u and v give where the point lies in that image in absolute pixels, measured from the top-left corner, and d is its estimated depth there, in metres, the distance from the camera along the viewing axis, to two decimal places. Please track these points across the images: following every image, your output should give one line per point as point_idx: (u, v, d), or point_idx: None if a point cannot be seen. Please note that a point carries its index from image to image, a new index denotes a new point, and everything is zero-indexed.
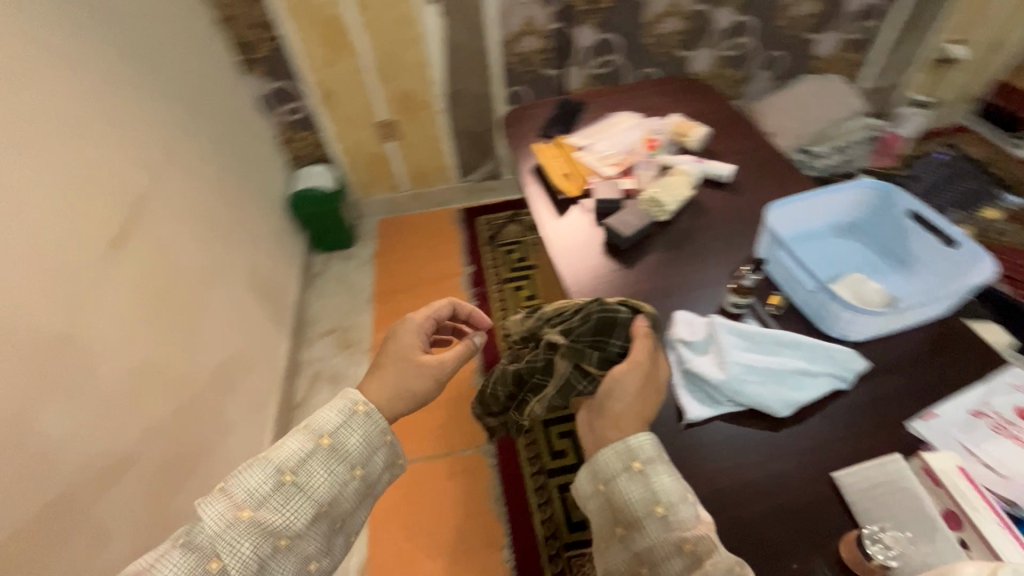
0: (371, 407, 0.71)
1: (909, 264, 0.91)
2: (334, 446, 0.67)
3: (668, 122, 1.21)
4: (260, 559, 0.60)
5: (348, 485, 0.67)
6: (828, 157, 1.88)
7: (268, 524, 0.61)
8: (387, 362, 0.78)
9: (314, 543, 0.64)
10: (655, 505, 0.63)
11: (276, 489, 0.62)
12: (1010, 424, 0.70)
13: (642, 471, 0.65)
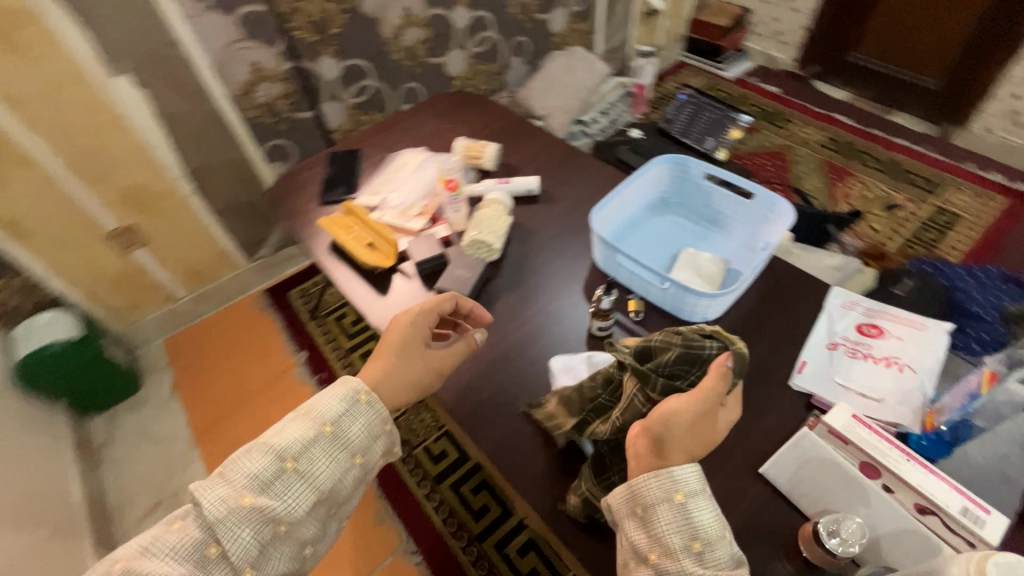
0: (377, 395, 0.66)
1: (719, 220, 0.96)
2: (337, 433, 0.61)
3: (458, 149, 1.11)
4: (259, 546, 0.55)
5: (349, 472, 0.61)
6: (598, 124, 1.99)
7: (270, 511, 0.56)
8: (402, 357, 0.70)
9: (314, 527, 0.59)
10: (692, 541, 0.54)
11: (276, 476, 0.57)
12: (860, 345, 0.76)
13: (683, 506, 0.55)
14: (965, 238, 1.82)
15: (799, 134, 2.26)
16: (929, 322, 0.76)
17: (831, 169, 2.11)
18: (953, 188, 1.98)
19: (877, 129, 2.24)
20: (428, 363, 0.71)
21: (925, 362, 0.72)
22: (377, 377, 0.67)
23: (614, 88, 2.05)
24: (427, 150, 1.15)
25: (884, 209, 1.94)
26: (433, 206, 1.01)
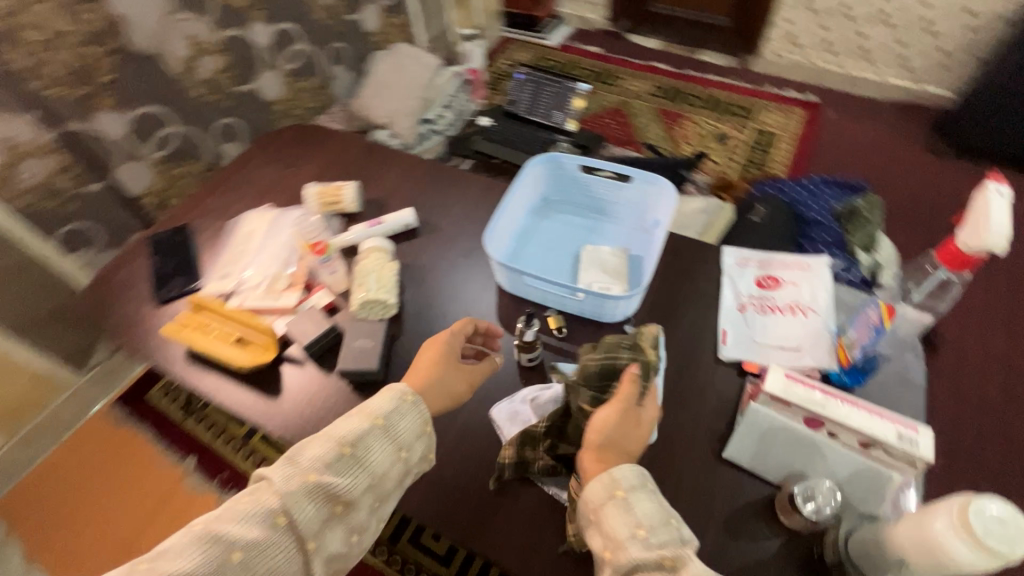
0: (422, 397, 0.64)
1: (604, 208, 0.94)
2: (389, 425, 0.60)
3: (313, 198, 0.96)
4: (318, 522, 0.55)
5: (394, 466, 0.60)
6: (444, 119, 1.83)
7: (332, 488, 0.55)
8: (438, 365, 0.66)
9: (368, 511, 0.58)
10: (637, 531, 0.51)
11: (333, 462, 0.56)
12: (765, 300, 0.79)
13: (625, 499, 0.53)
14: (786, 151, 2.05)
15: (630, 87, 2.38)
16: (812, 260, 0.82)
17: (665, 114, 2.25)
18: (764, 109, 2.22)
19: (691, 69, 2.43)
20: (464, 374, 0.67)
21: (820, 300, 0.77)
22: (425, 376, 0.65)
23: (450, 79, 1.90)
24: (275, 207, 0.98)
25: (717, 142, 2.12)
26: (303, 271, 0.87)
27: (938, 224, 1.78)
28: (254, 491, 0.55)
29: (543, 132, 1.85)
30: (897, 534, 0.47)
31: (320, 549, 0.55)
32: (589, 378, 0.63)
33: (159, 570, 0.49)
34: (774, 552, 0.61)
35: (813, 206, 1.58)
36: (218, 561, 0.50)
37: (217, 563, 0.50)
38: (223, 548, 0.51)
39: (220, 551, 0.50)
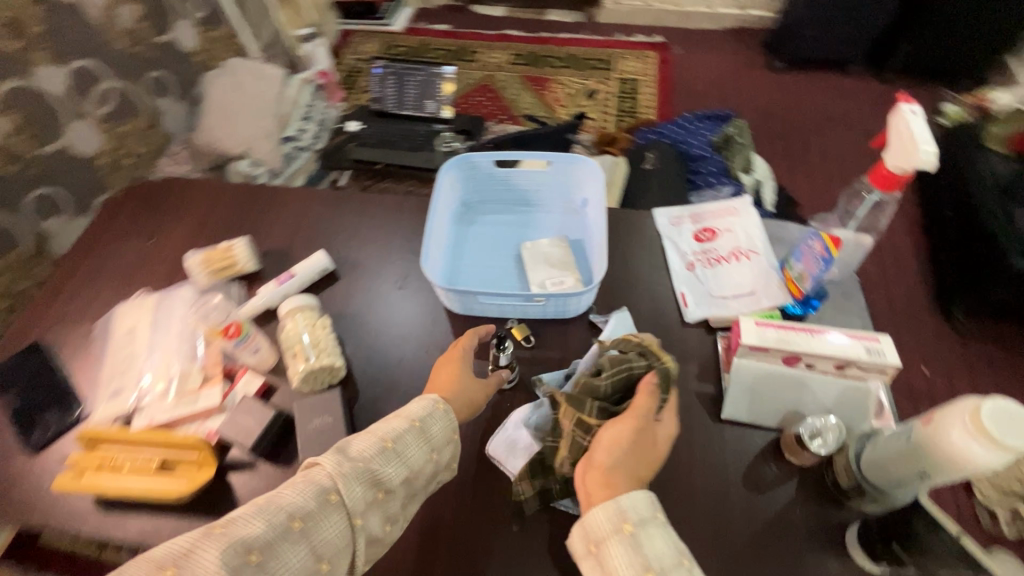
0: (452, 406, 0.62)
1: (528, 199, 0.91)
2: (424, 428, 0.59)
3: (198, 267, 0.80)
4: (363, 503, 0.53)
5: (427, 467, 0.58)
6: (306, 133, 1.63)
7: (378, 471, 0.55)
8: (459, 373, 0.66)
9: (402, 504, 0.56)
10: (646, 574, 0.48)
11: (375, 454, 0.55)
12: (709, 253, 0.81)
13: (633, 536, 0.50)
14: (651, 94, 2.12)
15: (490, 61, 2.31)
16: (735, 203, 0.86)
17: (532, 81, 2.21)
18: (621, 58, 2.26)
19: (543, 31, 2.42)
20: (481, 388, 0.66)
21: (755, 241, 0.81)
22: (449, 382, 0.65)
23: (300, 88, 1.69)
24: (153, 290, 0.82)
25: (588, 98, 2.13)
26: (218, 357, 0.72)
27: (792, 134, 1.96)
28: (308, 472, 0.54)
29: (420, 126, 1.65)
30: (917, 450, 0.50)
31: (364, 528, 0.53)
32: (600, 392, 0.60)
33: (233, 534, 0.47)
34: (799, 494, 0.62)
35: (694, 142, 1.64)
36: (277, 529, 0.49)
37: (275, 531, 0.49)
38: (281, 516, 0.50)
39: (278, 519, 0.49)
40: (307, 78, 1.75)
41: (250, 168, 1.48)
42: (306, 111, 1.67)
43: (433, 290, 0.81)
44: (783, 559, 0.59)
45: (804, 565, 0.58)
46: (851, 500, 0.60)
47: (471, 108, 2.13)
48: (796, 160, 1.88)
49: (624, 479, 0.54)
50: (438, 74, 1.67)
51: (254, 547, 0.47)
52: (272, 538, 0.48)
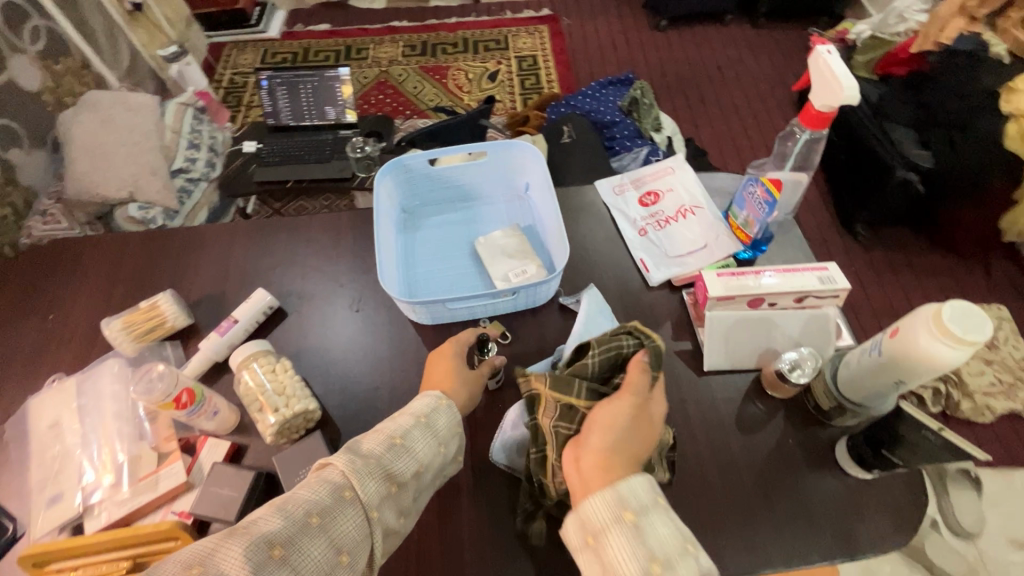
0: (454, 400, 0.60)
1: (469, 194, 0.88)
2: (431, 423, 0.56)
3: (120, 335, 0.70)
4: (379, 496, 0.50)
5: (436, 459, 0.55)
6: (198, 162, 1.46)
7: (391, 465, 0.51)
8: (456, 368, 0.63)
9: (414, 496, 0.53)
10: (651, 565, 0.45)
11: (385, 450, 0.52)
12: (657, 215, 0.84)
13: (635, 526, 0.47)
14: (551, 67, 2.13)
15: (382, 56, 2.21)
16: (670, 162, 0.89)
17: (430, 71, 2.15)
18: (514, 36, 2.25)
19: (431, 18, 2.34)
20: (477, 379, 0.64)
21: (697, 196, 0.85)
22: (447, 377, 0.62)
23: (178, 113, 1.50)
24: (72, 373, 0.71)
25: (490, 80, 2.10)
26: (171, 430, 0.65)
27: (687, 89, 2.05)
28: (319, 471, 0.50)
29: (325, 135, 1.53)
30: (888, 362, 0.54)
31: (381, 521, 0.49)
32: (585, 372, 0.55)
33: (257, 531, 0.44)
34: (787, 425, 0.66)
35: (604, 109, 1.66)
36: (298, 525, 0.45)
37: (293, 528, 0.45)
38: (298, 512, 0.46)
39: (295, 517, 0.45)
40: (184, 100, 1.55)
41: (141, 212, 1.33)
42: (191, 138, 1.48)
43: (394, 306, 0.77)
44: (788, 487, 0.63)
45: (805, 489, 0.62)
46: (835, 419, 0.65)
47: (373, 108, 2.03)
48: (696, 112, 1.98)
49: (624, 462, 0.50)
50: (335, 77, 1.46)
51: (277, 543, 0.44)
52: (291, 536, 0.44)
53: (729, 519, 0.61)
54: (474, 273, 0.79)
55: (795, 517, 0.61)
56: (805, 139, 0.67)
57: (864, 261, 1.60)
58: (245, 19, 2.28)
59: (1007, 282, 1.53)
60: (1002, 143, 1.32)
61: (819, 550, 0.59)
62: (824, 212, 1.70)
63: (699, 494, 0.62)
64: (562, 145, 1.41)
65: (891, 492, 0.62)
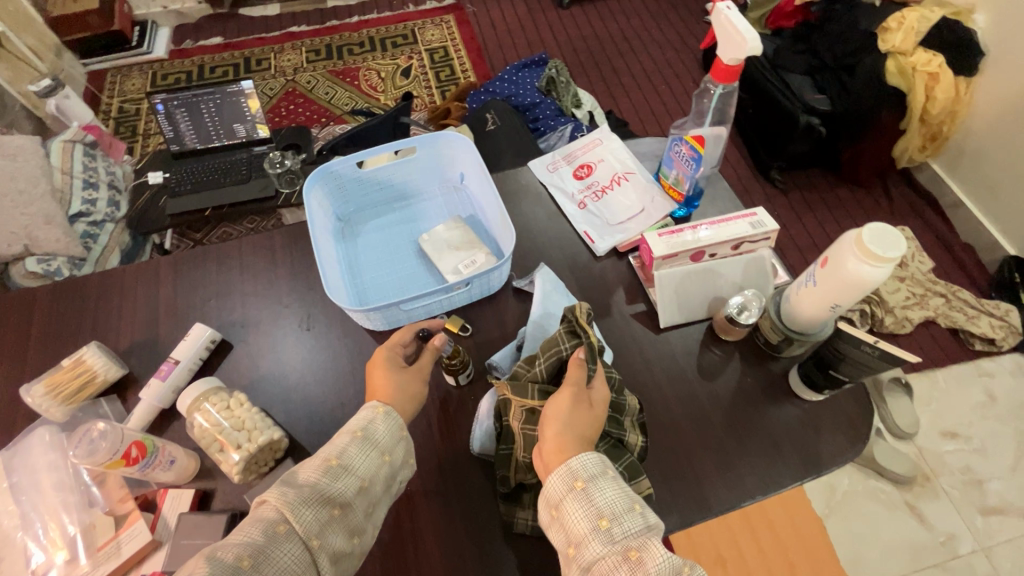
0: (395, 407, 0.57)
1: (404, 192, 0.86)
2: (369, 435, 0.54)
3: (44, 400, 0.64)
4: (319, 523, 0.49)
5: (383, 471, 0.53)
6: (99, 202, 1.35)
7: (328, 488, 0.50)
8: (390, 374, 0.59)
9: (366, 513, 0.52)
10: (600, 522, 0.49)
11: (321, 474, 0.51)
12: (593, 186, 0.86)
13: (585, 491, 0.50)
14: (463, 56, 2.10)
15: (285, 64, 2.10)
16: (598, 134, 0.91)
17: (339, 74, 2.07)
18: (421, 29, 2.20)
19: (331, 19, 2.25)
20: (417, 377, 0.60)
21: (627, 162, 0.87)
22: (383, 385, 0.58)
23: (65, 151, 1.35)
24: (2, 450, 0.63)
25: (404, 76, 2.05)
26: (124, 489, 0.60)
27: (599, 62, 2.10)
28: (255, 509, 0.49)
29: (238, 154, 1.44)
30: (823, 291, 0.58)
31: (325, 547, 0.48)
32: (538, 378, 0.60)
33: None
34: (744, 365, 0.71)
35: (523, 92, 1.66)
36: (226, 571, 0.43)
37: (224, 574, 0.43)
38: (228, 558, 0.45)
39: (225, 563, 0.44)
40: (71, 136, 1.40)
41: (41, 265, 1.19)
42: (85, 177, 1.35)
43: (346, 318, 0.74)
44: (751, 424, 0.66)
45: (769, 420, 0.67)
46: (784, 351, 0.69)
47: (285, 119, 1.94)
48: (611, 84, 2.03)
49: (575, 441, 0.54)
50: (239, 91, 1.34)
51: None
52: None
53: (706, 462, 0.64)
54: (424, 272, 0.78)
55: (764, 448, 0.65)
56: (719, 94, 0.69)
57: (784, 204, 1.70)
58: (126, 40, 2.10)
59: (906, 204, 1.68)
60: (886, 79, 1.48)
61: (790, 473, 0.63)
62: (742, 163, 1.79)
63: (675, 444, 0.65)
64: (488, 133, 1.41)
65: (842, 408, 0.68)
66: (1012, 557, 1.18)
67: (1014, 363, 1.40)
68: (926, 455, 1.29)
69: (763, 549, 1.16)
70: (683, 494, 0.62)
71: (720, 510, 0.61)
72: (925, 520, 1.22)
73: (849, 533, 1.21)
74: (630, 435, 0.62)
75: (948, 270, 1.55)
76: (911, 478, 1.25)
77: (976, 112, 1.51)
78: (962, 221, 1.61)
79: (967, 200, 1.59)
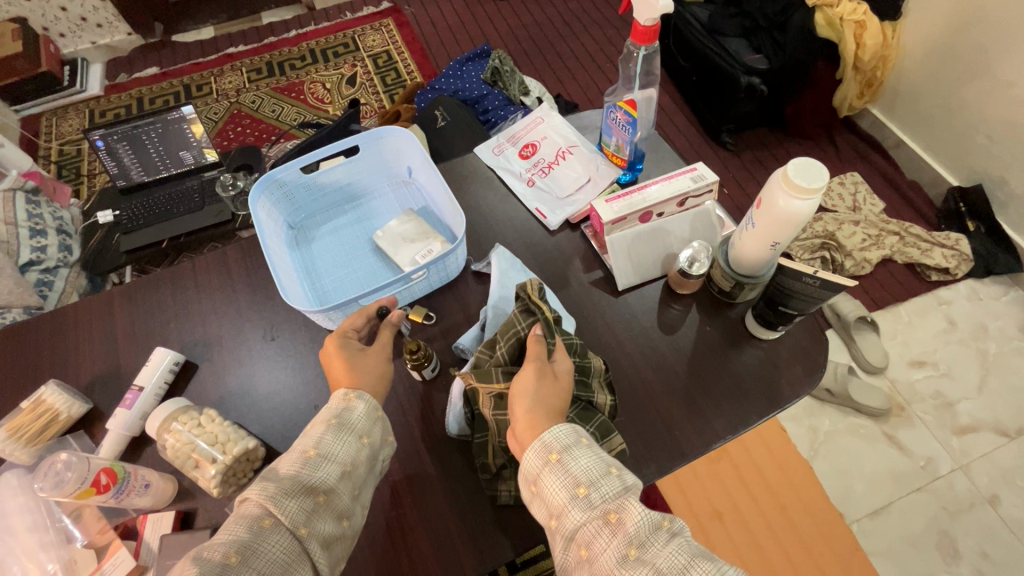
0: (369, 392, 0.58)
1: (352, 194, 0.87)
2: (345, 422, 0.55)
3: (7, 444, 0.63)
4: (305, 512, 0.49)
5: (364, 453, 0.54)
6: (49, 247, 1.29)
7: (309, 478, 0.51)
8: (349, 356, 0.59)
9: (351, 497, 0.53)
10: (578, 489, 0.50)
11: (300, 466, 0.51)
12: (539, 163, 0.88)
13: (560, 462, 0.52)
14: (407, 58, 2.09)
15: (227, 86, 2.06)
16: (539, 112, 0.93)
17: (284, 91, 2.04)
18: (361, 36, 2.18)
19: (269, 36, 2.22)
20: (383, 359, 0.61)
21: (570, 137, 0.89)
22: (346, 368, 0.58)
23: (7, 199, 1.30)
24: None
25: (350, 85, 2.04)
26: (101, 520, 0.60)
27: (543, 49, 2.11)
28: (239, 506, 0.49)
29: (190, 181, 1.41)
30: (760, 230, 0.61)
31: (314, 534, 0.49)
32: (500, 363, 0.61)
33: None
34: (702, 315, 0.73)
35: (469, 86, 1.66)
36: (214, 568, 0.43)
37: (212, 572, 0.43)
38: (215, 557, 0.45)
39: (212, 561, 0.44)
40: (10, 184, 1.34)
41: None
42: (32, 225, 1.30)
43: (308, 321, 0.74)
44: (716, 369, 0.69)
45: (731, 364, 0.69)
46: (738, 297, 0.72)
47: (233, 142, 1.90)
48: (557, 69, 2.04)
49: (546, 414, 0.55)
50: (180, 118, 1.29)
51: None
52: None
53: (675, 411, 0.66)
54: (382, 268, 0.79)
55: (729, 391, 0.67)
56: (642, 55, 0.72)
57: (738, 164, 1.73)
58: (57, 81, 2.03)
59: (853, 150, 1.73)
60: (817, 32, 1.52)
61: (755, 412, 0.66)
62: (693, 131, 1.83)
63: (645, 398, 0.67)
64: (439, 130, 1.40)
65: (797, 341, 0.71)
66: (988, 471, 1.24)
67: (968, 288, 1.47)
68: (898, 386, 1.34)
69: (755, 495, 1.19)
70: (658, 442, 0.64)
71: (695, 452, 0.63)
72: (904, 447, 1.27)
73: (834, 468, 1.26)
74: (599, 396, 0.63)
75: (899, 208, 1.60)
76: (886, 410, 1.30)
77: (906, 54, 1.58)
78: (906, 160, 1.67)
79: (907, 139, 1.65)
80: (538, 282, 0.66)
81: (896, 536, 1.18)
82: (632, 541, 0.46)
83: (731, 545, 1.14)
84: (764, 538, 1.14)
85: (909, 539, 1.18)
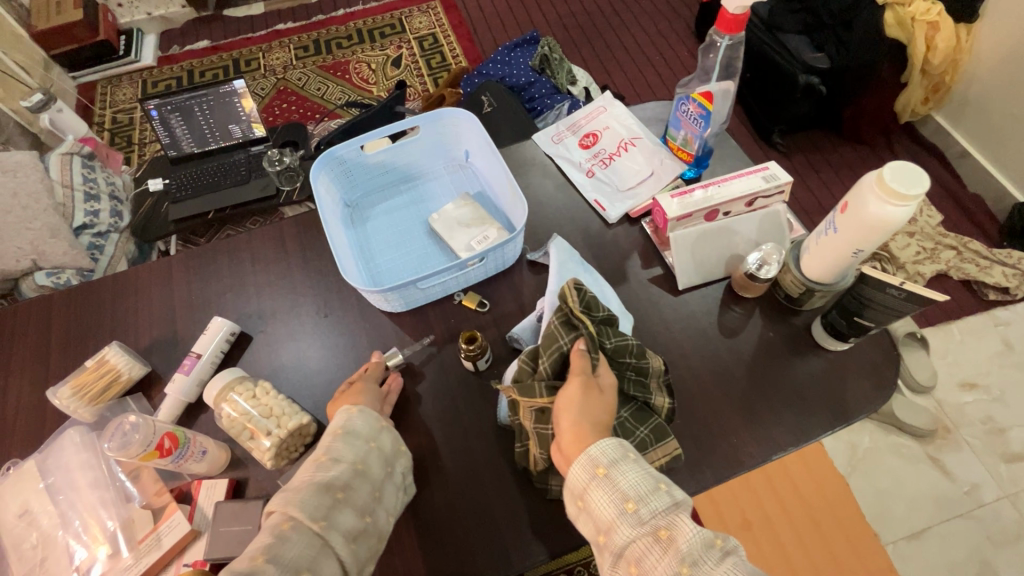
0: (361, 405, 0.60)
1: (408, 174, 0.86)
2: (348, 430, 0.55)
3: (71, 401, 0.65)
4: (323, 508, 0.49)
5: (372, 454, 0.55)
6: (102, 213, 1.32)
7: (322, 479, 0.51)
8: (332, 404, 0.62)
9: (373, 494, 0.53)
10: (627, 505, 0.48)
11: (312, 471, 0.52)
12: (600, 154, 0.85)
13: (608, 477, 0.50)
14: (453, 42, 2.07)
15: (275, 63, 2.08)
16: (601, 102, 0.90)
17: (330, 69, 2.04)
18: (408, 18, 2.17)
19: (317, 14, 2.22)
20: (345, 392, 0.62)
21: (634, 128, 0.86)
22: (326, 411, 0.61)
23: (63, 163, 1.33)
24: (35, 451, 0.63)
25: (394, 67, 2.03)
26: (158, 483, 0.61)
27: (591, 38, 2.06)
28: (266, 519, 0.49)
29: (236, 155, 1.41)
30: (846, 240, 0.57)
31: (336, 527, 0.49)
32: (543, 377, 0.58)
33: None
34: (765, 321, 0.70)
35: (516, 72, 1.63)
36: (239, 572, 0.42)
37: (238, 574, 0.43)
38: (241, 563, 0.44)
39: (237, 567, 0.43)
40: (67, 149, 1.37)
41: (51, 278, 1.14)
42: (86, 189, 1.32)
43: (363, 300, 0.74)
44: (779, 378, 0.66)
45: (796, 373, 0.66)
46: (806, 304, 0.69)
47: (279, 119, 1.92)
48: (605, 60, 1.99)
49: (593, 428, 0.53)
50: (231, 91, 1.30)
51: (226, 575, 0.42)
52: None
53: (734, 419, 0.64)
54: (437, 252, 0.78)
55: (792, 401, 0.65)
56: (725, 45, 0.68)
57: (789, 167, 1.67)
58: (113, 50, 2.07)
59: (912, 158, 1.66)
60: (885, 31, 1.45)
61: (822, 425, 0.63)
62: (744, 130, 1.76)
63: (703, 405, 0.65)
64: (485, 115, 1.38)
65: (867, 356, 0.67)
66: None
67: None
68: (946, 407, 1.29)
69: (788, 509, 1.16)
70: (717, 451, 0.62)
71: (756, 464, 0.61)
72: (950, 471, 1.22)
73: (873, 487, 1.22)
74: (657, 398, 0.62)
75: (959, 221, 1.53)
76: (933, 431, 1.25)
77: (977, 60, 1.49)
78: (968, 171, 1.59)
79: (973, 149, 1.57)
80: (575, 287, 0.60)
81: (936, 562, 1.14)
82: (685, 559, 0.44)
83: (762, 559, 1.10)
84: (797, 556, 1.10)
85: (949, 566, 1.13)
